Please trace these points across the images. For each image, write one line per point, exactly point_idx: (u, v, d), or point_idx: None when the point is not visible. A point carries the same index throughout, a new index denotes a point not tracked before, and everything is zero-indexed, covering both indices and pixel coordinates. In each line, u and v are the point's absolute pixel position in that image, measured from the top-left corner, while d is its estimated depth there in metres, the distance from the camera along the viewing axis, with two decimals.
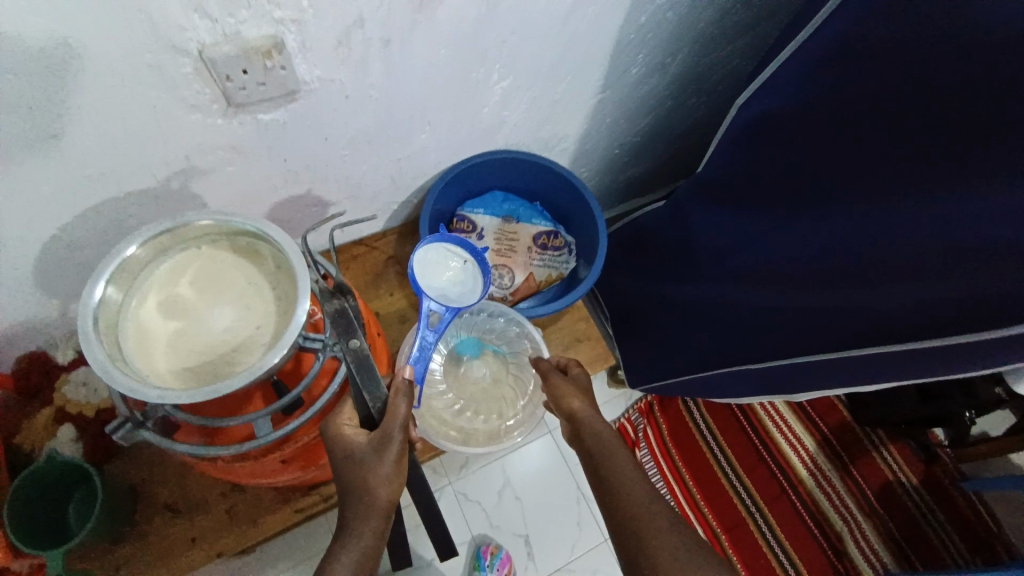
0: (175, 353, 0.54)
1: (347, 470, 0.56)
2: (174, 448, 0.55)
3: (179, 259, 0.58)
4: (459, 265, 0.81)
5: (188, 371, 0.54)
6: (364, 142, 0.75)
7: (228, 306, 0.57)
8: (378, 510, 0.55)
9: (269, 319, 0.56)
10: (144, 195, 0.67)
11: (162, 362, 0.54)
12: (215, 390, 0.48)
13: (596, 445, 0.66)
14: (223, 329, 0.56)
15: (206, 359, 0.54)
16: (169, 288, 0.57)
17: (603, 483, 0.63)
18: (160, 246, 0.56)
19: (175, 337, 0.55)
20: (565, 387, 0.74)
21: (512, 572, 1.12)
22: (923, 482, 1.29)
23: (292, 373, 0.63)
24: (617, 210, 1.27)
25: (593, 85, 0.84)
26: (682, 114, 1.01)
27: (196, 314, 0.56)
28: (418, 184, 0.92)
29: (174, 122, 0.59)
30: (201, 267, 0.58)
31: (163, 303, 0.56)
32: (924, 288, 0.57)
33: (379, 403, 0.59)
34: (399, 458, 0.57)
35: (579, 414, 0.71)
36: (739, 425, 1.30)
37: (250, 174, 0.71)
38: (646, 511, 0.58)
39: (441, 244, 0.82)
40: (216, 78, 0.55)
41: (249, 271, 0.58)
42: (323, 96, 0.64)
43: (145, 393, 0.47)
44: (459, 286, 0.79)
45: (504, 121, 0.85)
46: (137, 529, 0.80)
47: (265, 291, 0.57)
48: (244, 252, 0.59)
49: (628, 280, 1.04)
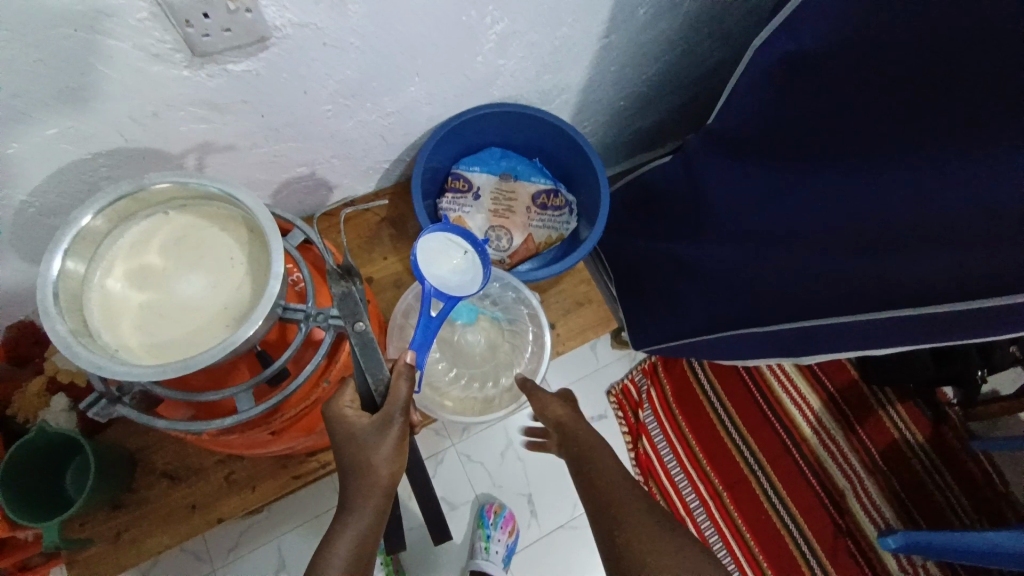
0: (144, 323, 0.52)
1: (347, 451, 0.55)
2: (153, 424, 0.53)
3: (144, 225, 0.55)
4: (461, 256, 0.77)
5: (158, 343, 0.51)
6: (348, 95, 0.70)
7: (200, 274, 0.54)
8: (379, 490, 0.55)
9: (242, 288, 0.53)
10: (114, 157, 0.63)
11: (131, 335, 0.51)
12: (183, 366, 0.46)
13: (581, 459, 0.67)
14: (193, 297, 0.53)
15: (177, 329, 0.52)
16: (137, 256, 0.54)
17: (587, 487, 0.64)
18: (122, 213, 0.53)
19: (143, 307, 0.53)
20: (550, 395, 0.75)
21: (516, 529, 1.13)
22: (930, 441, 1.27)
23: (277, 342, 0.61)
24: (622, 166, 1.22)
25: (597, 28, 0.77)
26: (694, 60, 0.94)
27: (163, 282, 0.53)
28: (410, 141, 0.87)
29: (136, 74, 0.54)
30: (170, 233, 0.55)
31: (131, 271, 0.53)
32: (956, 248, 0.52)
33: (381, 385, 0.58)
34: (400, 439, 0.56)
35: (563, 418, 0.72)
36: (744, 386, 1.28)
37: (227, 132, 0.67)
38: (632, 510, 0.60)
39: (443, 233, 0.77)
40: (175, 22, 0.50)
41: (219, 235, 0.55)
42: (300, 43, 0.58)
43: (113, 370, 0.46)
44: (460, 277, 0.75)
45: (500, 71, 0.79)
46: (137, 496, 0.81)
47: (236, 256, 0.54)
48: (214, 216, 0.55)
49: (632, 239, 1.00)
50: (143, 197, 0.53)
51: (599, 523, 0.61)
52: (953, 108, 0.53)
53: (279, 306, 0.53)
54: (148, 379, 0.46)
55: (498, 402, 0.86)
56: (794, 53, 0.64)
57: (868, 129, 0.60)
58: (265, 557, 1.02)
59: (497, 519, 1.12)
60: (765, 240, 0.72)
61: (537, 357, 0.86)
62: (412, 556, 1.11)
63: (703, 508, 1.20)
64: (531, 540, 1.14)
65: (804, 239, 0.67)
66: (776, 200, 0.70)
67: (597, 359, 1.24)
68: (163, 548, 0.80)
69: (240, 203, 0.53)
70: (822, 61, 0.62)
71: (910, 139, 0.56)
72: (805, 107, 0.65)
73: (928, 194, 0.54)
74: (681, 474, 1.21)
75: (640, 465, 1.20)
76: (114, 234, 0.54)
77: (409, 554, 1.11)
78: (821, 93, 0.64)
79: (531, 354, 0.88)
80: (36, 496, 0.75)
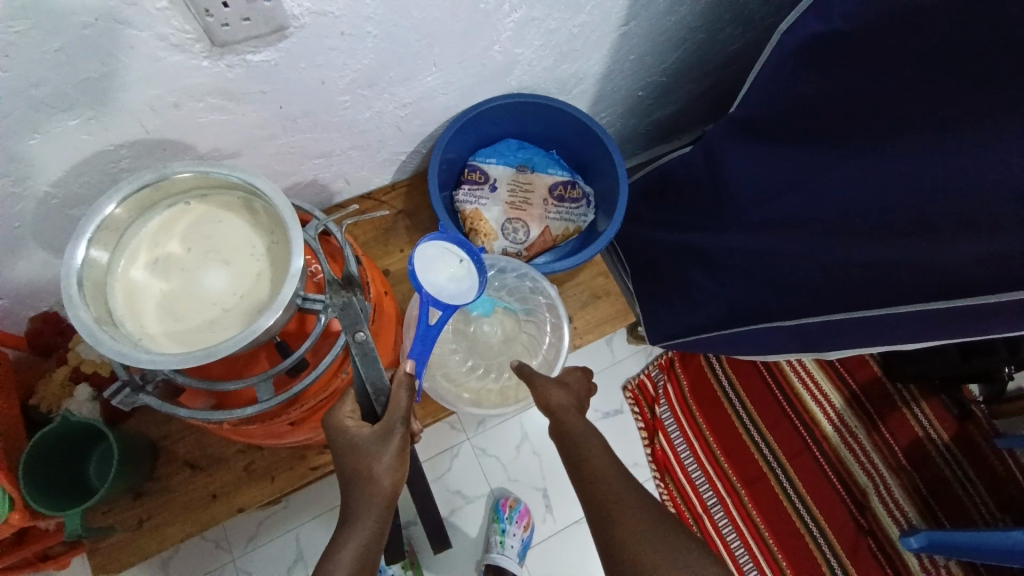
0: (167, 312, 0.52)
1: (350, 461, 0.55)
2: (176, 413, 0.53)
3: (165, 215, 0.55)
4: (456, 264, 0.73)
5: (180, 332, 0.51)
6: (364, 85, 0.69)
7: (220, 265, 0.54)
8: (381, 499, 0.55)
9: (263, 279, 0.53)
10: (134, 147, 0.63)
11: (153, 324, 0.51)
12: (204, 354, 0.46)
13: (580, 451, 0.64)
14: (214, 286, 0.53)
15: (198, 319, 0.52)
16: (159, 245, 0.54)
17: (581, 480, 0.63)
18: (144, 203, 0.53)
19: (165, 296, 0.53)
20: (550, 381, 0.71)
21: (531, 524, 1.13)
22: (954, 439, 1.24)
23: (297, 333, 0.60)
24: (638, 158, 1.20)
25: (616, 14, 0.75)
26: (714, 48, 0.92)
27: (185, 271, 0.53)
28: (428, 131, 0.86)
29: (157, 64, 0.54)
30: (192, 223, 0.55)
31: (155, 261, 0.54)
32: (993, 239, 0.51)
33: (381, 395, 0.57)
34: (402, 450, 0.56)
35: (555, 406, 0.69)
36: (764, 382, 1.26)
37: (245, 122, 0.67)
38: (625, 510, 0.58)
39: (438, 242, 0.73)
40: (195, 11, 0.50)
41: (239, 225, 0.55)
42: (317, 32, 0.58)
43: (134, 357, 0.46)
44: (457, 283, 0.72)
45: (517, 61, 0.78)
46: (158, 484, 0.81)
47: (257, 246, 0.54)
48: (234, 206, 0.55)
49: (649, 230, 0.99)
50: (164, 187, 0.52)
51: (593, 517, 0.60)
52: (995, 91, 0.51)
53: (298, 297, 0.53)
54: (169, 367, 0.46)
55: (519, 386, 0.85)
56: (825, 34, 0.62)
57: (901, 114, 0.58)
58: (283, 547, 1.03)
59: (511, 513, 1.12)
60: (788, 230, 0.70)
61: (553, 348, 0.86)
62: (426, 548, 1.11)
63: (720, 504, 1.19)
64: (546, 535, 1.14)
65: (829, 229, 0.65)
66: (801, 190, 0.68)
67: (612, 353, 1.24)
68: (183, 537, 0.81)
69: (260, 192, 0.53)
70: (853, 43, 0.60)
71: (943, 125, 0.54)
72: (835, 92, 0.63)
73: (969, 180, 0.52)
74: (698, 470, 1.20)
75: (656, 461, 1.19)
76: (137, 223, 0.54)
77: (424, 546, 1.12)
78: (852, 77, 0.62)
79: (548, 346, 0.87)
80: (60, 485, 0.77)
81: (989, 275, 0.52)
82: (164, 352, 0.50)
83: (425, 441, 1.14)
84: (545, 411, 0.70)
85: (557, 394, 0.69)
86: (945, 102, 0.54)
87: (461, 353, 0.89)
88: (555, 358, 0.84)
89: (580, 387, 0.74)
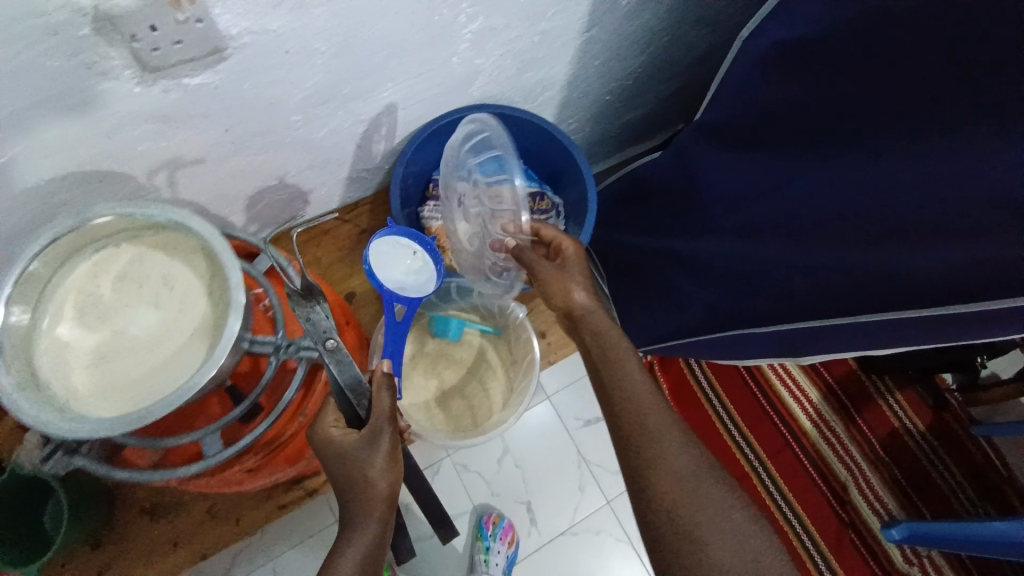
0: (99, 367, 0.48)
1: (340, 470, 0.53)
2: (111, 477, 0.49)
3: (95, 261, 0.51)
4: (411, 257, 0.71)
5: (114, 389, 0.47)
6: (318, 103, 0.66)
7: (158, 311, 0.50)
8: (380, 502, 0.53)
9: (204, 323, 0.49)
10: (69, 181, 0.59)
11: (85, 381, 0.47)
12: (133, 420, 0.43)
13: (602, 360, 0.64)
14: (150, 336, 0.49)
15: (132, 373, 0.48)
16: (90, 294, 0.50)
17: (609, 390, 0.62)
18: (71, 250, 0.49)
19: (96, 350, 0.49)
20: (563, 280, 0.70)
21: (516, 539, 1.11)
22: (930, 428, 1.26)
23: (250, 374, 0.57)
24: (610, 161, 1.19)
25: (579, 20, 0.73)
26: (682, 50, 0.91)
27: (118, 320, 0.49)
28: (389, 147, 0.83)
29: (88, 94, 0.50)
30: (125, 267, 0.51)
31: (86, 311, 0.50)
32: (968, 248, 0.50)
33: (362, 399, 0.54)
34: (392, 451, 0.54)
35: (576, 307, 0.68)
36: (742, 381, 1.26)
37: (190, 147, 0.63)
38: (659, 459, 0.56)
39: (390, 236, 0.71)
40: (121, 37, 0.46)
41: (177, 268, 0.51)
42: (261, 51, 0.55)
43: (62, 430, 0.42)
44: (414, 275, 0.70)
45: (479, 71, 0.75)
46: (115, 532, 0.78)
47: (195, 289, 0.50)
48: (171, 246, 0.51)
49: (622, 237, 0.97)
50: (89, 232, 0.48)
51: (617, 433, 0.60)
52: (962, 96, 0.50)
53: (245, 340, 0.50)
54: (103, 433, 0.42)
55: (508, 405, 0.85)
56: (789, 41, 0.61)
57: (870, 120, 0.57)
58: None
59: (495, 529, 1.09)
60: (760, 239, 0.69)
61: (522, 368, 0.88)
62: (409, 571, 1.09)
63: None
64: (532, 548, 1.12)
65: (801, 236, 0.64)
66: (773, 197, 0.67)
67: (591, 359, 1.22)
68: None
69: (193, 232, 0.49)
70: (819, 50, 0.59)
71: (909, 132, 0.53)
72: (802, 98, 0.62)
73: (938, 187, 0.51)
74: None
75: None
76: (64, 272, 0.50)
77: (408, 568, 1.09)
78: (816, 85, 0.61)
79: (518, 366, 0.89)
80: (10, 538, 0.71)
81: (966, 282, 0.51)
82: (96, 415, 0.46)
83: (415, 452, 1.12)
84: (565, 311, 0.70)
85: (576, 295, 0.68)
86: (911, 109, 0.53)
87: (436, 380, 0.89)
88: (526, 373, 0.86)
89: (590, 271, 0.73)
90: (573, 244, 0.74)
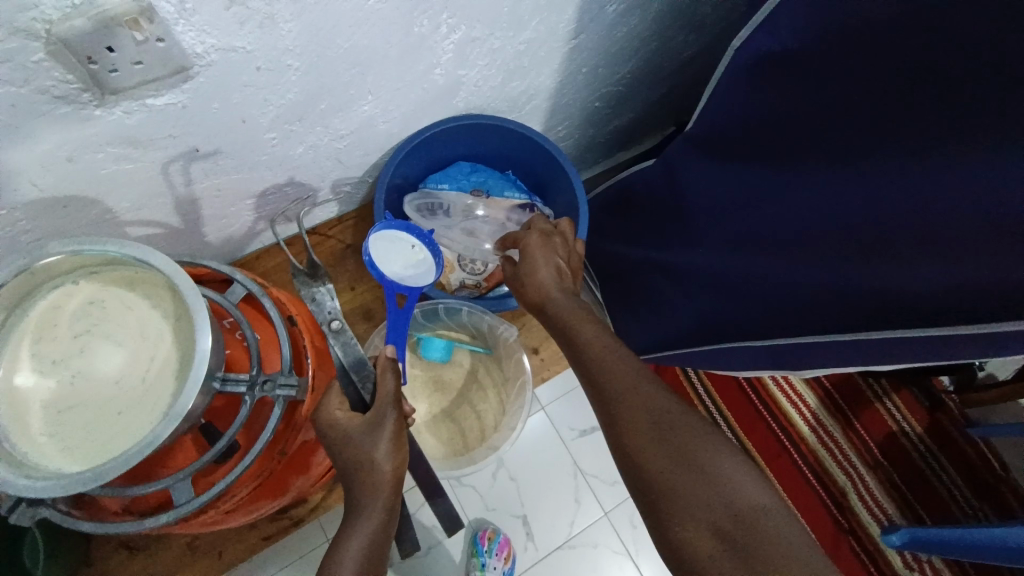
0: (57, 413, 0.45)
1: (345, 453, 0.54)
2: (78, 526, 0.49)
3: (51, 299, 0.48)
4: (411, 251, 0.70)
5: (71, 437, 0.45)
6: (293, 120, 0.63)
7: (117, 351, 0.47)
8: (385, 486, 0.53)
9: (168, 364, 0.46)
10: (30, 209, 0.56)
11: (40, 429, 0.45)
12: (92, 477, 0.41)
13: (576, 345, 0.64)
14: (109, 378, 0.46)
15: (91, 420, 0.45)
16: (45, 334, 0.47)
17: (586, 367, 0.61)
18: (24, 288, 0.46)
19: (52, 395, 0.46)
20: (528, 273, 0.71)
21: (512, 554, 1.08)
22: (927, 430, 1.25)
23: (225, 411, 0.55)
24: (600, 167, 1.16)
25: (565, 28, 0.70)
26: (671, 54, 0.88)
27: (75, 362, 0.47)
28: (371, 160, 0.80)
29: (45, 120, 0.47)
30: (82, 304, 0.48)
31: (42, 353, 0.47)
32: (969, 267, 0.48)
33: (367, 381, 0.57)
34: (398, 434, 0.55)
35: (545, 296, 0.69)
36: (738, 387, 1.24)
37: (161, 169, 0.60)
38: (635, 425, 0.54)
39: (388, 230, 0.69)
40: (77, 60, 0.43)
41: (139, 305, 0.48)
42: (228, 69, 0.52)
43: (25, 491, 0.41)
44: (414, 269, 0.70)
45: (462, 82, 0.73)
46: (94, 568, 0.76)
47: (157, 327, 0.48)
48: (133, 281, 0.49)
49: (613, 246, 0.95)
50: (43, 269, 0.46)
51: (599, 405, 0.59)
52: None
53: (216, 379, 0.48)
54: (64, 492, 0.41)
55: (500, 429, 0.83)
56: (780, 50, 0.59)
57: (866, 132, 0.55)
58: None
59: (491, 545, 1.07)
60: (754, 253, 0.67)
61: (515, 394, 0.85)
62: None
63: None
64: (529, 563, 1.10)
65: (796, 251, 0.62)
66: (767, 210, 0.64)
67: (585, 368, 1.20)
68: None
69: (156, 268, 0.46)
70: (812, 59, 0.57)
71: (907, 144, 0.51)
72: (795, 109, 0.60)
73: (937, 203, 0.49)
74: None
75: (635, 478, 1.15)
76: (19, 311, 0.47)
77: None
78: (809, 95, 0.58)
79: (513, 389, 0.87)
80: None
81: (958, 302, 0.48)
82: (57, 467, 0.44)
83: None
84: (538, 302, 0.69)
85: (547, 286, 0.69)
86: None
87: (433, 397, 0.88)
88: (518, 400, 0.83)
89: (566, 256, 0.73)
90: (534, 236, 0.74)
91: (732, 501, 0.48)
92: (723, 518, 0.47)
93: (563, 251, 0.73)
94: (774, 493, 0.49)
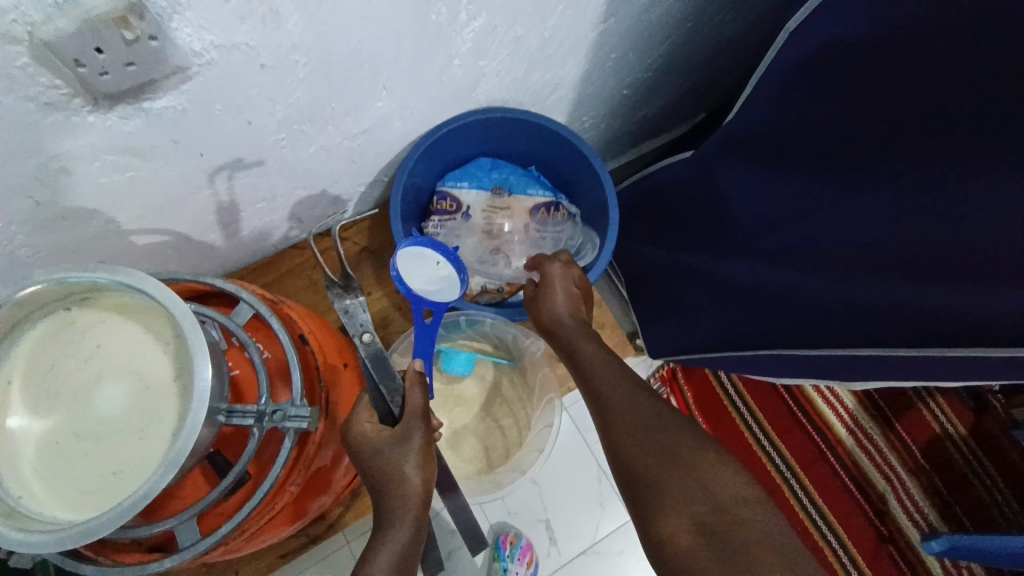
0: (48, 453, 0.43)
1: (372, 467, 0.51)
2: (79, 570, 0.47)
3: (42, 328, 0.45)
4: (436, 267, 0.66)
5: (64, 480, 0.42)
6: (302, 120, 0.59)
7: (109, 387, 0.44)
8: (416, 500, 0.51)
9: (164, 401, 0.43)
10: (25, 223, 0.53)
11: (32, 471, 0.42)
12: (84, 532, 0.39)
13: (581, 364, 0.64)
14: (102, 417, 0.43)
15: (83, 462, 0.42)
16: (35, 367, 0.44)
17: (587, 386, 0.61)
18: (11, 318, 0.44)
19: (43, 434, 0.43)
20: (542, 294, 0.72)
21: (535, 560, 1.05)
22: (972, 434, 1.18)
23: (234, 438, 0.52)
24: (625, 158, 1.10)
25: (594, 12, 0.64)
26: (706, 36, 0.81)
27: (66, 399, 0.44)
28: (387, 159, 0.76)
29: (34, 130, 0.44)
30: (75, 333, 0.45)
31: (32, 387, 0.44)
32: None
33: (396, 395, 0.53)
34: (426, 447, 0.53)
35: (555, 318, 0.70)
36: (771, 388, 1.18)
37: (163, 177, 0.56)
38: (628, 434, 0.53)
39: (415, 247, 0.64)
40: (63, 64, 0.39)
41: (134, 334, 0.45)
42: (230, 68, 0.47)
43: (16, 544, 0.39)
44: (439, 286, 0.65)
45: (481, 74, 0.67)
46: None
47: (153, 359, 0.45)
48: (128, 309, 0.46)
49: (641, 244, 0.89)
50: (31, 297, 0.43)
51: (598, 418, 0.57)
52: None
53: (221, 411, 0.46)
54: (55, 547, 0.39)
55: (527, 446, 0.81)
56: None
57: None
58: None
59: (513, 550, 1.04)
60: None
61: (544, 416, 0.82)
62: None
63: None
64: (552, 569, 1.07)
65: None
66: None
67: None
68: None
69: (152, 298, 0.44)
70: None
71: None
72: None
73: None
74: None
75: None
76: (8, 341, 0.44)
77: None
78: None
79: (539, 410, 0.84)
80: None
81: None
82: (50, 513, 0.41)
83: None
84: (547, 324, 0.70)
85: (557, 307, 0.70)
86: None
87: (457, 409, 0.84)
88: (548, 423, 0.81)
89: (585, 286, 0.74)
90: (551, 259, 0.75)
91: (715, 496, 0.46)
92: (705, 512, 0.45)
93: (583, 280, 0.73)
94: (753, 487, 0.47)
